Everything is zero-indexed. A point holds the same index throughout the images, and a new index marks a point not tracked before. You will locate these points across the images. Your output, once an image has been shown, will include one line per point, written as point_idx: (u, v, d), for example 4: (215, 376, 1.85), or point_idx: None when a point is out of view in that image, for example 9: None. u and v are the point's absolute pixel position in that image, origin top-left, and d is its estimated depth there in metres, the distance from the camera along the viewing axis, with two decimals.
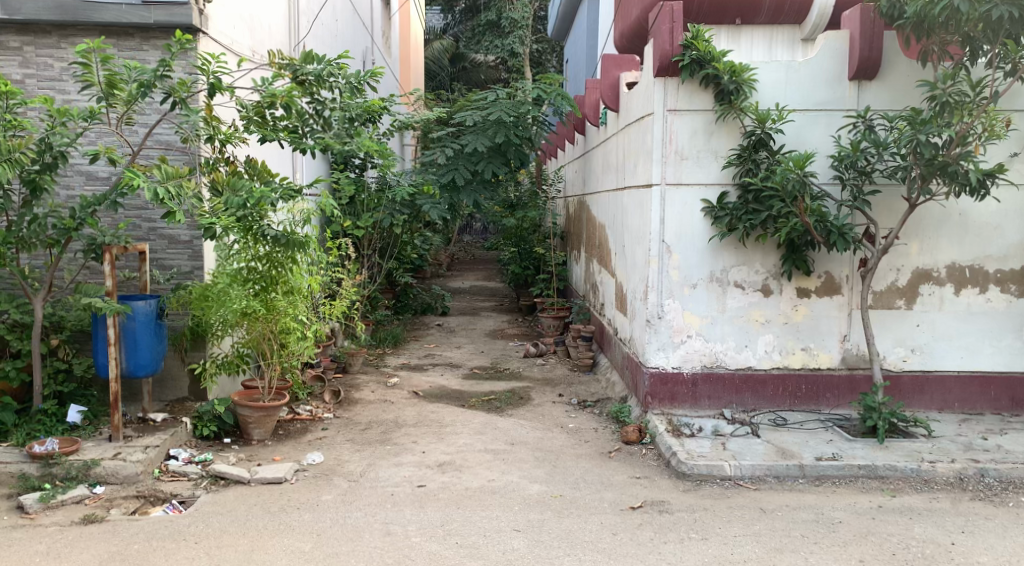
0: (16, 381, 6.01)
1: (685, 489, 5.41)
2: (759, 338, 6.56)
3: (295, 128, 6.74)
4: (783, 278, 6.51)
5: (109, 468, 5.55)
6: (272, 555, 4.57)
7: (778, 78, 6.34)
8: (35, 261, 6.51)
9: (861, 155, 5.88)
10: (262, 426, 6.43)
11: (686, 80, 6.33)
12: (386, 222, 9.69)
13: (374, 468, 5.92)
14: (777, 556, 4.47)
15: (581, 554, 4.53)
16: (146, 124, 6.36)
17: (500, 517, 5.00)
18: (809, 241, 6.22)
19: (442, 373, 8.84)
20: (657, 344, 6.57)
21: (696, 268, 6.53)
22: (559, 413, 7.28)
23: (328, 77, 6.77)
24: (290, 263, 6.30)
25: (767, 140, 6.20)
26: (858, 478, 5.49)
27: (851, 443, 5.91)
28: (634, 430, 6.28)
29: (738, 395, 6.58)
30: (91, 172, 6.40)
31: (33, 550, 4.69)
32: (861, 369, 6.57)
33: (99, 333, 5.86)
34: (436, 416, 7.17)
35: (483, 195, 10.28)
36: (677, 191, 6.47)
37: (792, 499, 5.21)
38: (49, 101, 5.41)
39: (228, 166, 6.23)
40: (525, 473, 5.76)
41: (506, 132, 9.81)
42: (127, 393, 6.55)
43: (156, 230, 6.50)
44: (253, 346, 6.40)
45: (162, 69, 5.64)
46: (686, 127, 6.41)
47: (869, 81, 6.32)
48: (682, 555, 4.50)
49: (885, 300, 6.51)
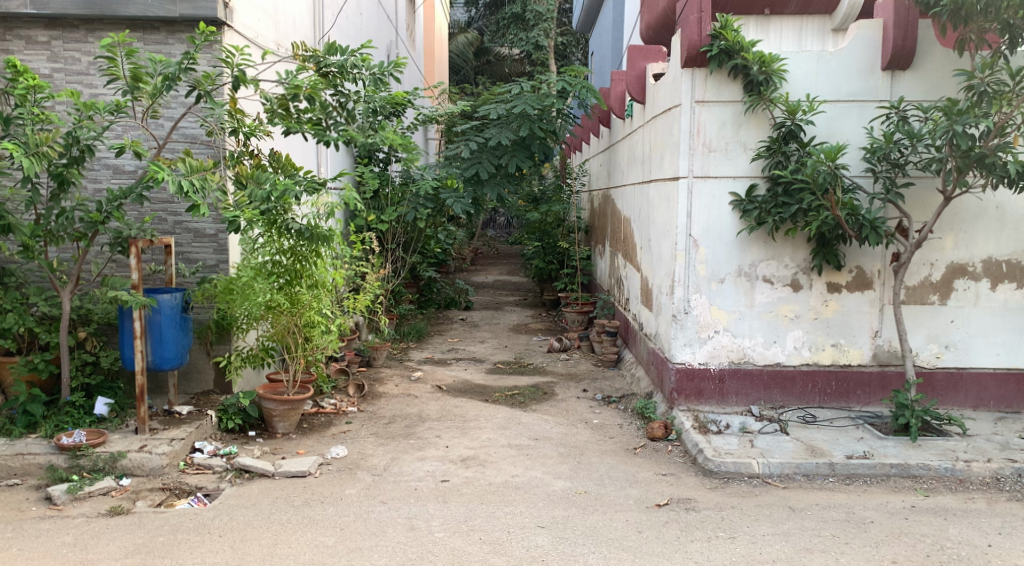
0: (45, 372, 6.07)
1: (712, 486, 5.32)
2: (788, 334, 6.45)
3: (319, 120, 6.73)
4: (813, 272, 6.39)
5: (136, 460, 5.59)
6: (295, 549, 4.55)
7: (809, 68, 6.23)
8: (63, 254, 6.57)
9: (894, 147, 5.74)
10: (287, 419, 6.43)
11: (714, 71, 6.21)
12: (410, 216, 9.64)
13: (397, 463, 5.89)
14: (807, 556, 4.38)
15: (606, 552, 4.46)
16: (172, 118, 6.38)
17: (525, 514, 4.95)
18: (840, 235, 6.09)
19: (466, 367, 8.81)
20: (683, 340, 6.48)
21: (725, 263, 6.43)
22: (584, 408, 7.21)
23: (351, 69, 6.73)
24: (314, 257, 6.27)
25: (798, 131, 6.08)
26: (890, 478, 5.38)
27: (883, 441, 5.79)
28: (659, 427, 6.21)
29: (767, 391, 6.48)
30: (118, 166, 6.43)
31: (59, 541, 4.71)
32: (894, 366, 6.44)
33: (126, 326, 5.87)
34: (460, 410, 7.14)
35: (507, 189, 10.23)
36: (705, 183, 6.37)
37: (823, 498, 5.11)
38: (76, 94, 5.41)
39: (252, 159, 6.22)
40: (549, 469, 5.71)
41: (531, 126, 9.73)
42: (153, 386, 6.60)
43: (181, 223, 6.51)
44: (277, 339, 6.39)
45: (187, 62, 5.63)
46: (714, 118, 6.31)
47: (903, 71, 6.18)
48: (710, 554, 4.42)
49: (919, 296, 6.37)
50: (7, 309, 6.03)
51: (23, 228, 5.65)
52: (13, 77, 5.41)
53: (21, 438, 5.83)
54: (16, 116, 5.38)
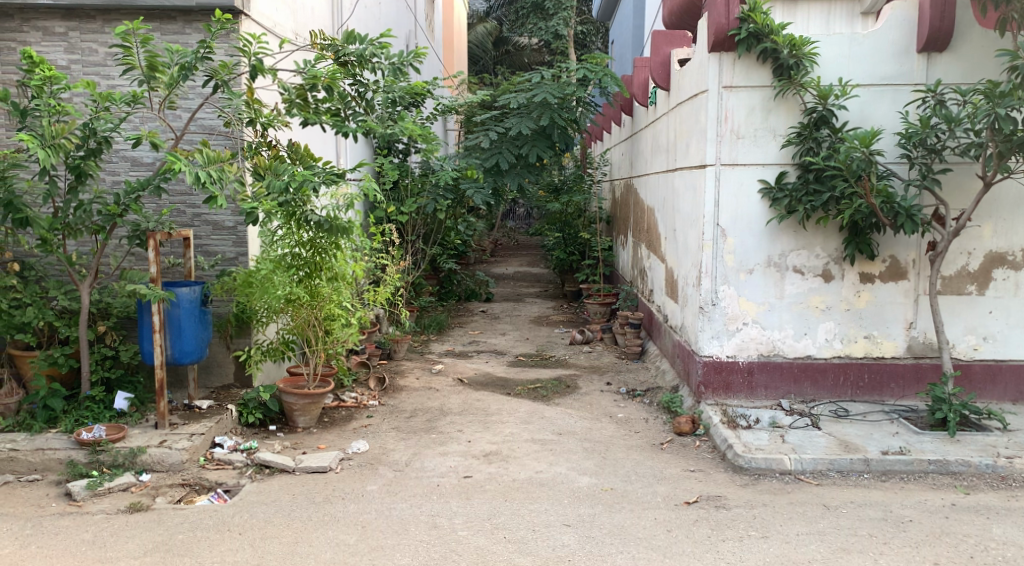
0: (65, 366, 6.03)
1: (743, 483, 5.17)
2: (819, 325, 6.27)
3: (338, 111, 6.61)
4: (846, 262, 6.21)
5: (156, 455, 5.52)
6: (317, 548, 4.45)
7: (841, 51, 6.03)
8: (83, 247, 6.52)
9: (931, 131, 5.53)
10: (308, 413, 6.36)
11: (742, 55, 6.04)
12: (430, 207, 9.53)
13: (419, 458, 5.78)
14: (844, 556, 4.23)
15: (635, 552, 4.33)
16: (189, 109, 6.29)
17: (550, 512, 4.82)
18: (874, 223, 5.90)
19: (487, 360, 8.70)
20: (710, 332, 6.33)
21: (753, 253, 6.25)
22: (608, 402, 7.07)
23: (371, 58, 6.56)
24: (334, 249, 6.19)
25: (830, 117, 5.90)
26: (928, 474, 5.20)
27: (920, 436, 5.61)
28: (687, 421, 6.06)
29: (797, 384, 6.32)
30: (135, 158, 6.36)
31: (79, 539, 4.64)
32: (929, 358, 6.26)
33: (145, 320, 5.80)
34: (482, 404, 7.02)
35: (528, 179, 10.08)
36: (733, 171, 6.19)
37: (858, 496, 4.95)
38: (93, 85, 5.30)
39: (271, 150, 6.12)
40: (574, 465, 5.58)
41: (552, 115, 9.57)
42: (174, 380, 6.53)
43: (200, 215, 6.44)
44: (298, 333, 6.30)
45: (204, 51, 5.54)
46: (742, 103, 6.13)
47: (939, 53, 5.98)
48: (743, 554, 4.27)
49: (956, 286, 6.17)
50: (27, 303, 5.98)
51: (40, 222, 5.55)
52: (30, 69, 5.33)
53: (41, 433, 5.78)
54: (33, 107, 5.27)
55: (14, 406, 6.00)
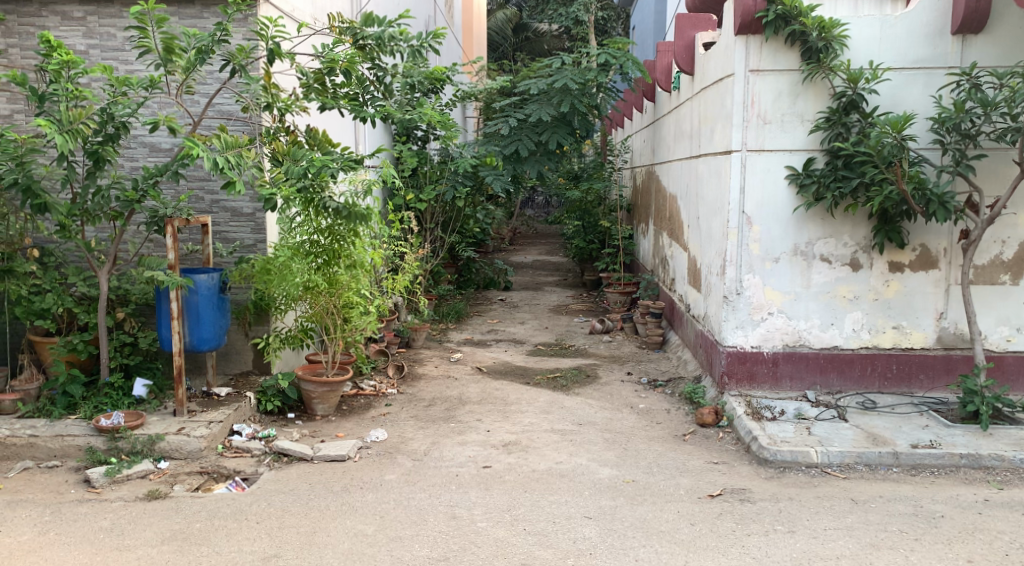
0: (84, 353, 6.01)
1: (768, 477, 5.06)
2: (847, 316, 6.14)
3: (356, 95, 6.55)
4: (874, 251, 6.06)
5: (174, 443, 5.48)
6: (334, 538, 4.39)
7: (872, 33, 5.87)
8: (101, 233, 6.50)
9: (965, 116, 5.38)
10: (326, 401, 6.31)
11: (770, 38, 5.88)
12: (449, 195, 9.44)
13: (438, 447, 5.71)
14: (874, 553, 4.11)
15: (658, 546, 4.24)
16: (207, 94, 6.25)
17: (571, 503, 4.74)
18: (905, 211, 5.75)
19: (506, 349, 8.61)
20: (735, 322, 6.21)
21: (780, 241, 6.12)
22: (629, 392, 6.98)
23: (390, 41, 6.42)
24: (353, 237, 6.08)
25: (860, 101, 5.75)
26: (960, 469, 5.07)
27: (951, 429, 5.47)
28: (710, 413, 5.95)
29: (823, 375, 6.19)
30: (153, 143, 6.32)
31: (97, 526, 4.61)
32: (960, 349, 6.11)
33: (163, 307, 5.75)
34: (501, 393, 6.94)
35: (548, 166, 9.97)
36: (759, 157, 6.05)
37: (887, 490, 4.83)
38: (110, 70, 5.24)
39: (289, 136, 6.05)
40: (595, 456, 5.49)
41: (572, 101, 9.41)
42: (192, 365, 6.50)
43: (218, 202, 6.38)
44: (316, 320, 6.25)
45: (221, 34, 5.48)
46: (769, 88, 5.98)
47: (975, 35, 5.81)
48: (768, 549, 4.17)
49: (988, 275, 6.01)
50: (46, 289, 5.95)
51: (59, 208, 5.50)
52: (48, 53, 5.27)
53: (61, 419, 5.76)
54: (51, 92, 5.20)
55: (35, 392, 5.99)
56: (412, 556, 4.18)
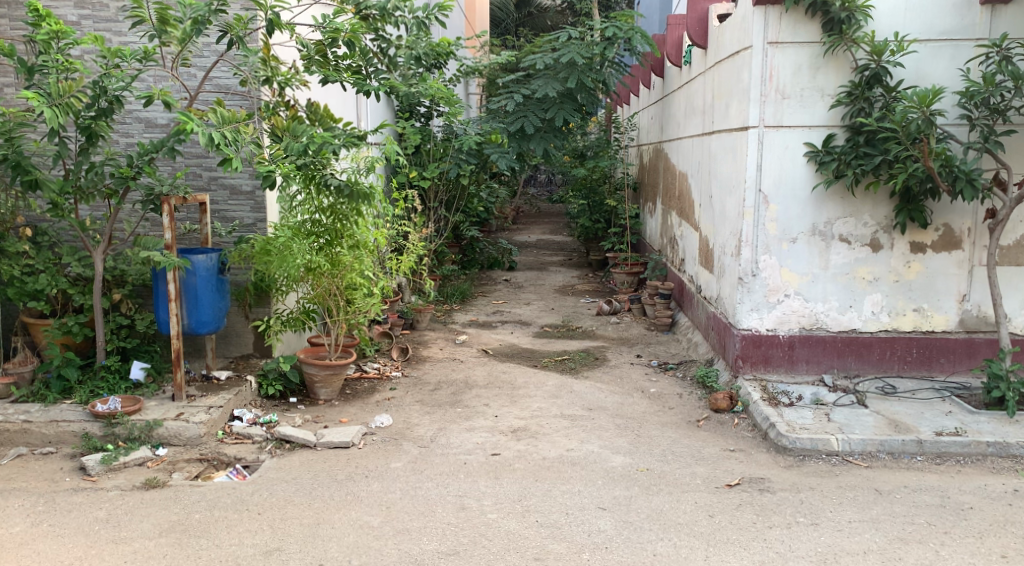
0: (80, 336, 5.82)
1: (787, 465, 4.89)
2: (865, 297, 5.94)
3: (359, 68, 6.26)
4: (895, 231, 5.86)
5: (172, 429, 5.31)
6: (339, 530, 4.22)
7: (897, 4, 5.64)
8: (96, 212, 6.30)
9: (995, 90, 5.16)
10: (330, 385, 6.13)
11: (790, 9, 5.64)
12: (453, 172, 9.22)
13: (445, 434, 5.54)
14: (901, 547, 3.93)
15: (676, 538, 4.07)
16: (203, 67, 6.03)
17: (583, 494, 4.56)
18: (929, 189, 5.54)
19: (512, 331, 8.42)
20: (750, 304, 6.02)
21: (798, 221, 5.91)
22: (638, 375, 6.79)
23: (393, 11, 6.15)
24: (356, 216, 5.87)
25: (884, 75, 5.52)
26: (986, 457, 4.90)
27: (975, 416, 5.30)
28: (724, 398, 5.76)
29: (841, 359, 5.99)
30: (150, 119, 6.10)
31: (92, 517, 4.43)
32: (982, 333, 5.93)
33: (161, 289, 5.55)
34: (507, 377, 6.76)
35: (554, 143, 9.75)
36: (777, 133, 5.83)
37: (912, 480, 4.65)
38: (102, 39, 4.96)
39: (288, 110, 5.83)
40: (607, 443, 5.31)
41: (578, 76, 9.14)
42: (190, 348, 6.36)
43: (216, 179, 6.18)
44: (318, 302, 6.05)
45: (217, 4, 5.19)
46: (789, 61, 5.74)
47: (1004, 5, 5.60)
48: (791, 543, 3.99)
49: (1014, 256, 5.81)
50: (39, 269, 5.76)
51: (50, 185, 5.26)
52: (36, 23, 5.01)
53: (56, 403, 5.56)
54: (41, 64, 4.95)
55: (29, 374, 5.79)
56: (420, 550, 4.01)
